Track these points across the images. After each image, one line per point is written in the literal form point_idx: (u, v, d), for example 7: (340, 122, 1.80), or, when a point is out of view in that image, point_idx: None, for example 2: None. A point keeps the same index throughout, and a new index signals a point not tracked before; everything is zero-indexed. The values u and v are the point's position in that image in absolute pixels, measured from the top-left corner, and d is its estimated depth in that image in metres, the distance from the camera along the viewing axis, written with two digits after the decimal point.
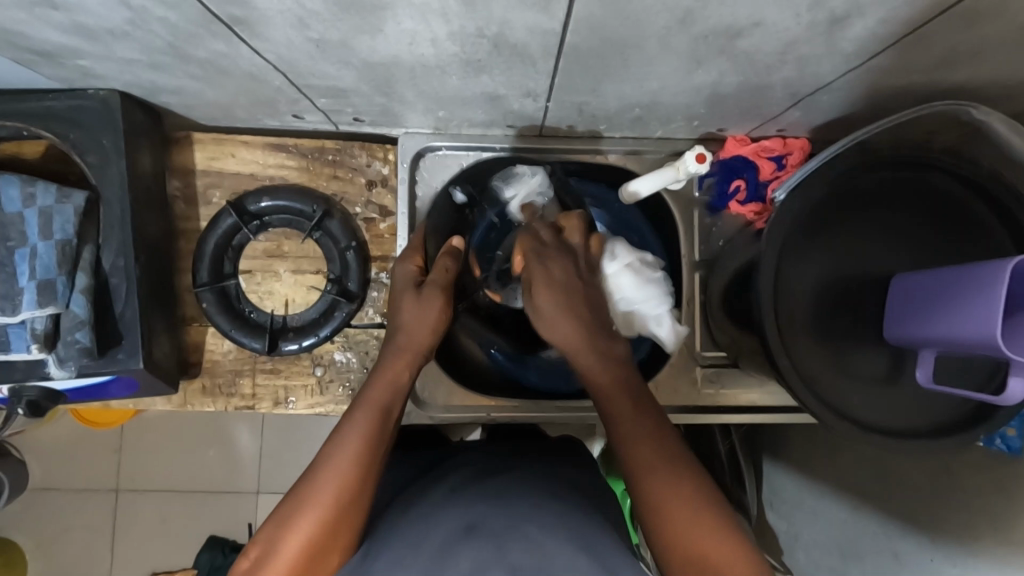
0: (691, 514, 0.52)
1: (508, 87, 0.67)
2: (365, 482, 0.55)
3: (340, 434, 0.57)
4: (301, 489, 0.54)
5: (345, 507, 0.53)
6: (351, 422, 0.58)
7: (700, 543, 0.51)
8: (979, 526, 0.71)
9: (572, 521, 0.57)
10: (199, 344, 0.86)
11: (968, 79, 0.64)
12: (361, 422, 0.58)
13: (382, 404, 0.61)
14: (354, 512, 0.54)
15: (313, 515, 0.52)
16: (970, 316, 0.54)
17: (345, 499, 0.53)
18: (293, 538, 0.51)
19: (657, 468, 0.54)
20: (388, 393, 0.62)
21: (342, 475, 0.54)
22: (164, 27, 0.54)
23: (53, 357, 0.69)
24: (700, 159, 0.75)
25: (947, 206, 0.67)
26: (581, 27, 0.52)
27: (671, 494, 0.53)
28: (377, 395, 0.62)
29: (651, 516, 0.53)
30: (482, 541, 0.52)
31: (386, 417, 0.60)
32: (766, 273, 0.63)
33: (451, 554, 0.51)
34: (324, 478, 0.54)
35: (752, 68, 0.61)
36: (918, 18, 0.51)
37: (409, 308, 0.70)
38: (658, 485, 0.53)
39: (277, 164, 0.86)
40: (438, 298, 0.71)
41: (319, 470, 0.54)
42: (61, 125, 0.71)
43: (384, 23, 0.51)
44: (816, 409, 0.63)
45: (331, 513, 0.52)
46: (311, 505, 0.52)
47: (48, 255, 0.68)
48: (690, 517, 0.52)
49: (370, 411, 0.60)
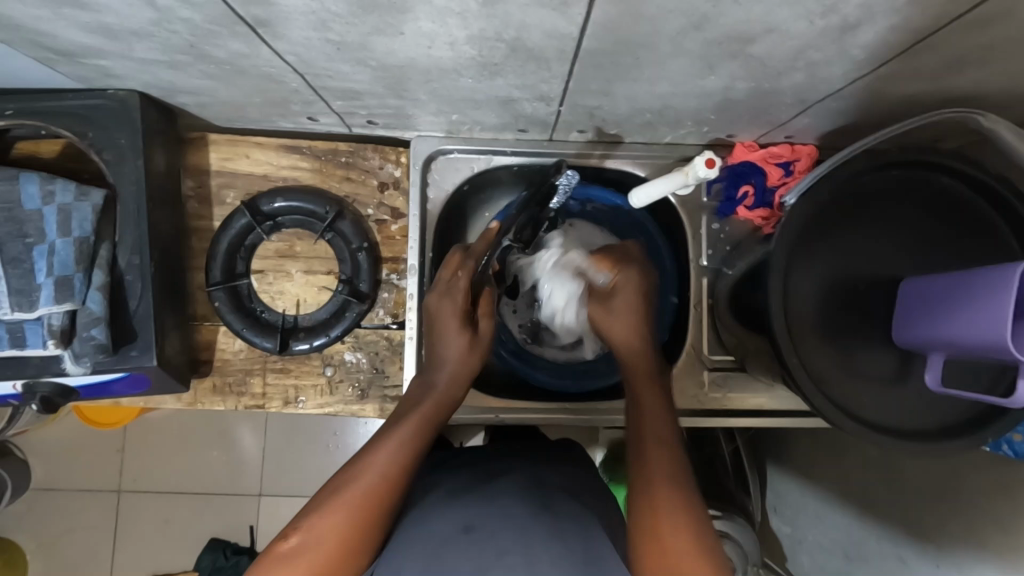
0: (678, 521, 0.52)
1: (522, 91, 0.68)
2: (403, 485, 0.56)
3: (383, 436, 0.60)
4: (339, 483, 0.55)
5: (383, 504, 0.54)
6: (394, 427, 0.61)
7: (673, 536, 0.51)
8: (985, 531, 0.72)
9: (575, 523, 0.58)
10: (210, 343, 0.86)
11: (975, 87, 0.65)
12: (405, 427, 0.61)
13: (429, 416, 0.64)
14: (389, 512, 0.54)
15: (350, 509, 0.52)
16: (979, 317, 0.55)
17: (383, 499, 0.54)
18: (328, 528, 0.51)
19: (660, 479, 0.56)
20: (432, 409, 0.65)
21: (383, 474, 0.55)
22: (187, 27, 0.55)
23: (68, 353, 0.70)
24: (710, 165, 0.74)
25: (952, 206, 0.68)
26: (597, 31, 0.53)
27: (662, 497, 0.54)
28: (421, 409, 0.64)
29: (642, 520, 0.53)
30: (479, 543, 0.54)
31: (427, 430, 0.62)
32: (775, 273, 0.64)
33: (448, 554, 0.53)
34: (366, 473, 0.55)
35: (763, 74, 0.62)
36: (927, 25, 0.52)
37: (453, 338, 0.71)
38: (658, 492, 0.55)
39: (290, 165, 0.87)
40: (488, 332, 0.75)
41: (360, 468, 0.55)
42: (80, 124, 0.72)
43: (403, 25, 0.52)
44: (825, 409, 0.63)
45: (366, 511, 0.53)
46: (347, 501, 0.53)
47: (65, 251, 0.69)
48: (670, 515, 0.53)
49: (413, 420, 0.62)
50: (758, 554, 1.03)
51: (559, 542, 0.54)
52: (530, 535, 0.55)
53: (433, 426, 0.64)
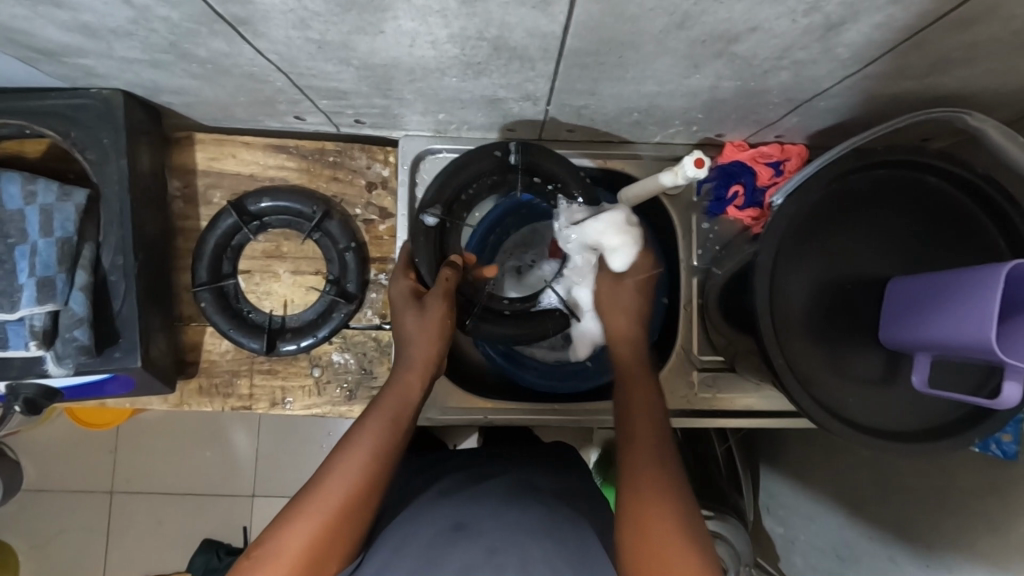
0: (674, 533, 0.52)
1: (508, 90, 0.68)
2: (374, 485, 0.55)
3: (353, 432, 0.59)
4: (310, 487, 0.54)
5: (353, 507, 0.54)
6: (366, 421, 0.59)
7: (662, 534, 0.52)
8: (976, 532, 0.71)
9: (560, 525, 0.58)
10: (197, 344, 0.86)
11: (964, 86, 0.65)
12: (375, 421, 0.60)
13: (397, 408, 0.62)
14: (361, 513, 0.54)
15: (320, 515, 0.52)
16: (965, 318, 0.55)
17: (352, 501, 0.54)
18: (297, 537, 0.51)
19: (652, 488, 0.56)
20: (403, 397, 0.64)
21: (350, 478, 0.54)
22: (167, 26, 0.54)
23: (51, 354, 0.69)
24: (699, 164, 0.73)
25: (941, 206, 0.67)
26: (580, 30, 0.53)
27: (656, 508, 0.54)
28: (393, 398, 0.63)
29: (633, 529, 0.54)
30: (471, 541, 0.54)
31: (398, 424, 0.61)
32: (762, 274, 0.64)
33: (440, 551, 0.53)
34: (335, 478, 0.54)
35: (749, 73, 0.61)
36: (912, 24, 0.52)
37: (406, 316, 0.71)
38: (650, 503, 0.54)
39: (278, 165, 0.86)
40: (437, 307, 0.70)
41: (329, 472, 0.55)
42: (62, 123, 0.71)
43: (384, 24, 0.52)
44: (812, 410, 0.63)
45: (336, 517, 0.52)
46: (315, 508, 0.52)
47: (47, 252, 0.68)
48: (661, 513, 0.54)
49: (385, 413, 0.61)
50: (749, 555, 1.03)
51: (551, 541, 0.54)
52: (520, 532, 0.55)
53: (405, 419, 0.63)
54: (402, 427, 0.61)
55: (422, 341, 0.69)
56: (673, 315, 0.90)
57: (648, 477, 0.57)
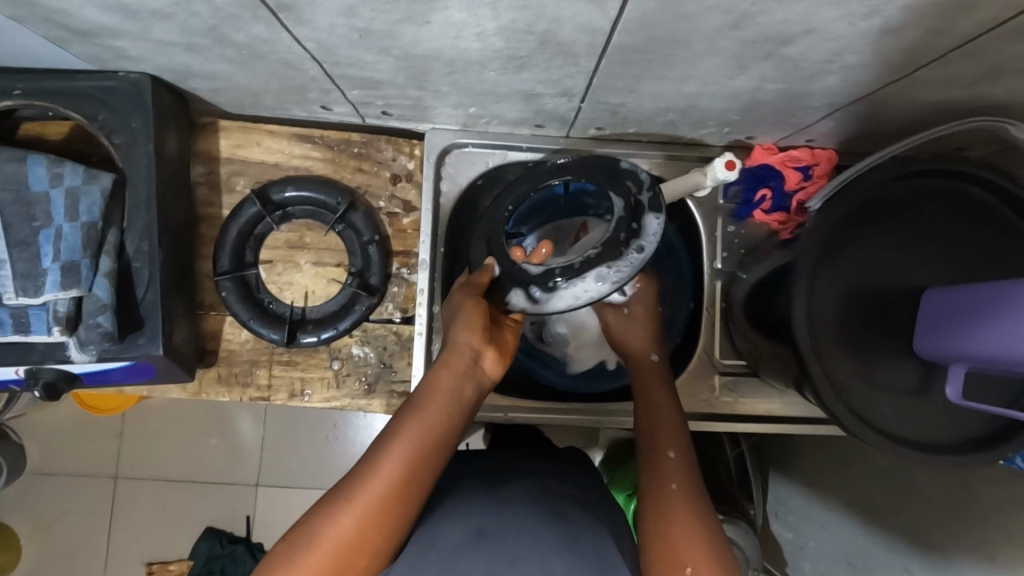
0: (697, 536, 0.55)
1: (546, 86, 0.67)
2: (411, 494, 0.53)
3: (391, 430, 0.56)
4: (351, 479, 0.53)
5: (388, 508, 0.52)
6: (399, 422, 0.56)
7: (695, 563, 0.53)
8: (998, 544, 0.71)
9: (585, 540, 0.57)
10: (216, 332, 0.85)
11: (1009, 97, 0.64)
12: (413, 420, 0.57)
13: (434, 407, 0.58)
14: (399, 514, 0.53)
15: (357, 512, 0.51)
16: (1009, 332, 0.54)
17: (389, 505, 0.52)
18: (332, 531, 0.50)
19: (674, 518, 0.57)
20: (443, 394, 0.60)
21: (384, 480, 0.53)
22: (208, 9, 0.53)
23: (74, 340, 0.68)
24: (727, 167, 0.74)
25: (980, 218, 0.67)
26: (632, 27, 0.52)
27: (685, 544, 0.55)
28: (432, 396, 0.59)
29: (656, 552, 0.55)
30: (492, 551, 0.54)
31: (432, 428, 0.57)
32: (800, 280, 0.63)
33: (464, 558, 0.53)
34: (374, 477, 0.53)
35: (795, 76, 0.61)
36: (970, 31, 0.51)
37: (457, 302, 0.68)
38: (677, 524, 0.56)
39: (302, 154, 0.85)
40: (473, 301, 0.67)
41: (363, 472, 0.53)
42: (91, 106, 0.70)
43: (433, 14, 0.51)
44: (844, 417, 0.62)
45: (372, 518, 0.51)
46: (351, 505, 0.51)
47: (73, 236, 0.67)
48: (694, 546, 0.54)
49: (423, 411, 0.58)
50: (759, 558, 1.03)
51: (573, 552, 0.55)
52: (544, 543, 0.55)
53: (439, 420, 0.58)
54: (436, 432, 0.57)
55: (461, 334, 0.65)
56: (694, 317, 0.90)
57: (676, 509, 0.58)
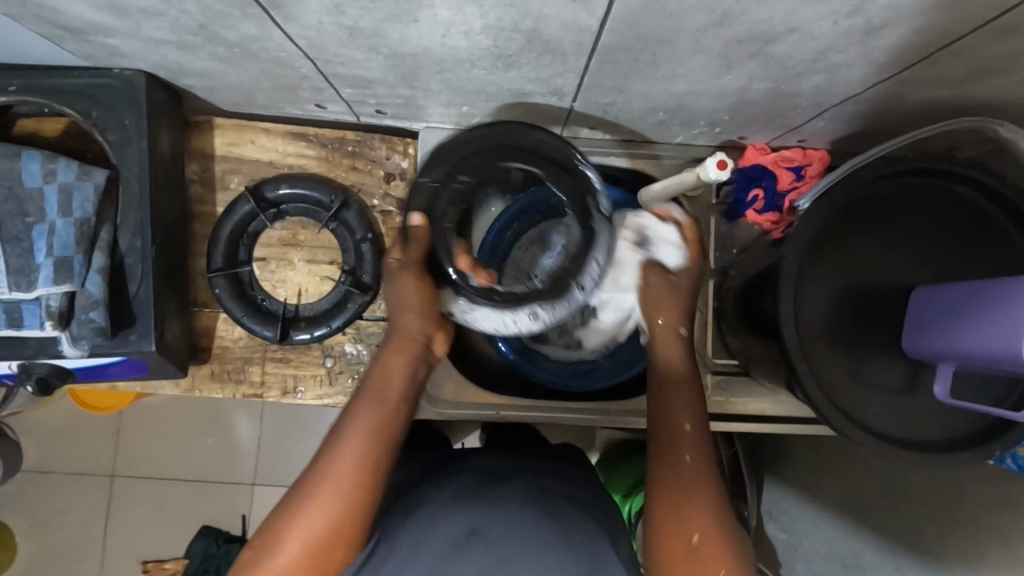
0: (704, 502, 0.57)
1: (536, 84, 0.67)
2: (372, 482, 0.56)
3: (343, 423, 0.59)
4: (309, 477, 0.55)
5: (352, 498, 0.55)
6: (352, 415, 0.59)
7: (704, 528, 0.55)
8: (987, 544, 0.71)
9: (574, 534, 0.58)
10: (210, 329, 0.85)
11: (995, 97, 0.64)
12: (362, 410, 0.60)
13: (384, 395, 0.62)
14: (363, 503, 0.55)
15: (321, 506, 0.53)
16: (993, 332, 0.54)
17: (351, 495, 0.55)
18: (300, 531, 0.52)
19: (688, 497, 0.57)
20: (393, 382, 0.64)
21: (344, 471, 0.55)
22: (198, 7, 0.53)
23: (66, 335, 0.68)
24: (721, 165, 0.71)
25: (970, 218, 0.67)
26: (617, 25, 0.52)
27: (695, 513, 0.56)
28: (380, 387, 0.63)
29: (672, 520, 0.56)
30: (483, 549, 0.54)
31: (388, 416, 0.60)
32: (787, 278, 0.63)
33: (454, 561, 0.54)
34: (333, 474, 0.55)
35: (782, 75, 0.61)
36: (952, 29, 0.51)
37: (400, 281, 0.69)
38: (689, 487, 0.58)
39: (297, 152, 0.86)
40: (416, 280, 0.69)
41: (327, 469, 0.55)
42: (85, 103, 0.71)
43: (420, 11, 0.51)
44: (831, 415, 0.63)
45: (337, 509, 0.54)
46: (313, 505, 0.53)
47: (66, 232, 0.68)
48: (703, 512, 0.56)
49: (375, 400, 0.61)
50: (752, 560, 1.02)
51: (566, 551, 0.55)
52: (535, 539, 0.55)
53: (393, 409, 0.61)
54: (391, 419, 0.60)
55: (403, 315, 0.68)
56: None
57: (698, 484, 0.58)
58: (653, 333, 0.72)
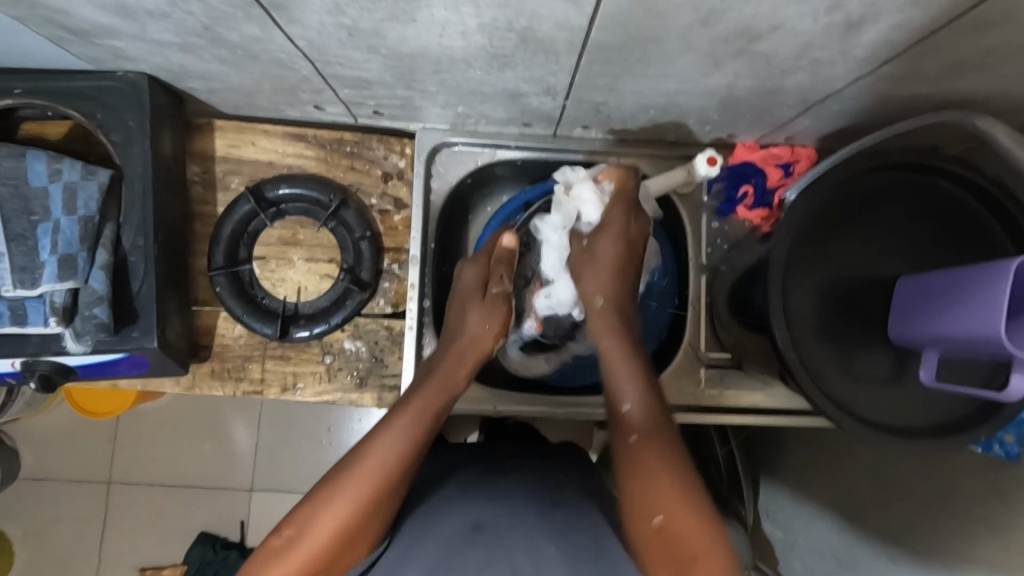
0: (675, 483, 0.54)
1: (530, 83, 0.69)
2: (400, 480, 0.57)
3: (384, 427, 0.59)
4: (342, 472, 0.55)
5: (377, 505, 0.55)
6: (397, 420, 0.59)
7: (686, 523, 0.52)
8: (977, 533, 0.72)
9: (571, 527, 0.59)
10: (210, 328, 0.87)
11: (974, 92, 0.66)
12: (405, 418, 0.60)
13: (431, 404, 0.64)
14: (381, 513, 0.56)
15: (351, 505, 0.54)
16: (976, 312, 0.56)
17: (377, 501, 0.55)
18: (333, 514, 0.53)
19: (656, 480, 0.55)
20: (436, 397, 0.65)
21: (378, 476, 0.55)
22: (203, 9, 0.55)
23: (70, 331, 0.70)
24: (710, 163, 0.76)
25: (951, 209, 0.69)
26: (607, 24, 0.54)
27: (671, 492, 0.54)
28: (423, 398, 0.64)
29: (647, 510, 0.53)
30: (489, 540, 0.56)
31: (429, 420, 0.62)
32: (774, 270, 0.65)
33: (457, 551, 0.55)
34: (376, 460, 0.56)
35: (768, 72, 0.63)
36: (928, 25, 0.53)
37: (476, 304, 0.77)
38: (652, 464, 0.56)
39: (296, 153, 0.87)
40: (502, 308, 0.78)
41: (366, 457, 0.56)
42: (89, 104, 0.73)
43: (418, 11, 0.53)
44: (822, 404, 0.65)
45: (371, 499, 0.54)
46: (352, 491, 0.54)
47: (70, 230, 0.69)
48: (676, 499, 0.53)
49: (419, 409, 0.62)
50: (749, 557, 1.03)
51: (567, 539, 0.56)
52: (539, 534, 0.57)
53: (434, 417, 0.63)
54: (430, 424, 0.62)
55: (476, 334, 0.75)
56: (680, 313, 0.92)
57: (650, 460, 0.56)
58: (591, 318, 0.73)
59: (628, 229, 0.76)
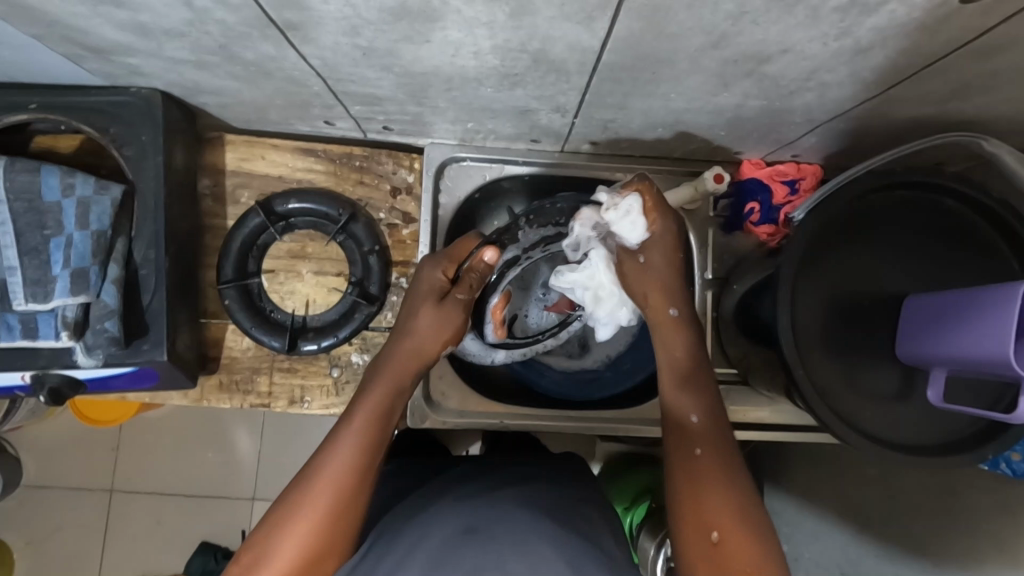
0: (724, 494, 0.58)
1: (540, 101, 0.70)
2: (358, 485, 0.59)
3: (335, 436, 0.62)
4: (299, 489, 0.58)
5: (339, 514, 0.57)
6: (344, 430, 0.62)
7: (733, 536, 0.55)
8: (983, 551, 0.73)
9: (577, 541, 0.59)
10: (219, 340, 0.87)
11: (980, 113, 0.67)
12: (355, 424, 0.62)
13: (380, 406, 0.65)
14: (346, 523, 0.58)
15: (314, 517, 0.56)
16: (982, 334, 0.56)
17: (338, 509, 0.57)
18: (293, 535, 0.55)
19: (705, 492, 0.58)
20: (386, 394, 0.67)
21: (335, 482, 0.58)
22: (220, 29, 0.56)
23: (81, 345, 0.71)
24: (717, 180, 0.78)
25: (957, 227, 0.69)
26: (619, 46, 0.55)
27: (717, 507, 0.57)
28: (373, 399, 0.66)
29: (687, 529, 0.57)
30: (482, 544, 0.55)
31: (381, 422, 0.64)
32: (784, 288, 0.65)
33: (452, 555, 0.54)
34: (330, 469, 0.59)
35: (776, 93, 0.64)
36: (936, 50, 0.54)
37: (422, 308, 0.74)
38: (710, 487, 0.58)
39: (306, 167, 0.88)
40: (459, 313, 0.74)
41: (320, 471, 0.58)
42: (103, 120, 0.73)
43: (432, 33, 0.54)
44: (830, 422, 0.65)
45: (329, 512, 0.57)
46: (308, 509, 0.56)
47: (83, 244, 0.70)
48: (729, 514, 0.56)
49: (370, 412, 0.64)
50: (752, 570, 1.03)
51: (564, 549, 0.56)
52: (540, 540, 0.56)
53: (386, 419, 0.65)
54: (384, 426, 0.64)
55: (422, 338, 0.73)
56: None
57: (704, 471, 0.60)
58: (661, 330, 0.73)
59: (677, 252, 0.74)
